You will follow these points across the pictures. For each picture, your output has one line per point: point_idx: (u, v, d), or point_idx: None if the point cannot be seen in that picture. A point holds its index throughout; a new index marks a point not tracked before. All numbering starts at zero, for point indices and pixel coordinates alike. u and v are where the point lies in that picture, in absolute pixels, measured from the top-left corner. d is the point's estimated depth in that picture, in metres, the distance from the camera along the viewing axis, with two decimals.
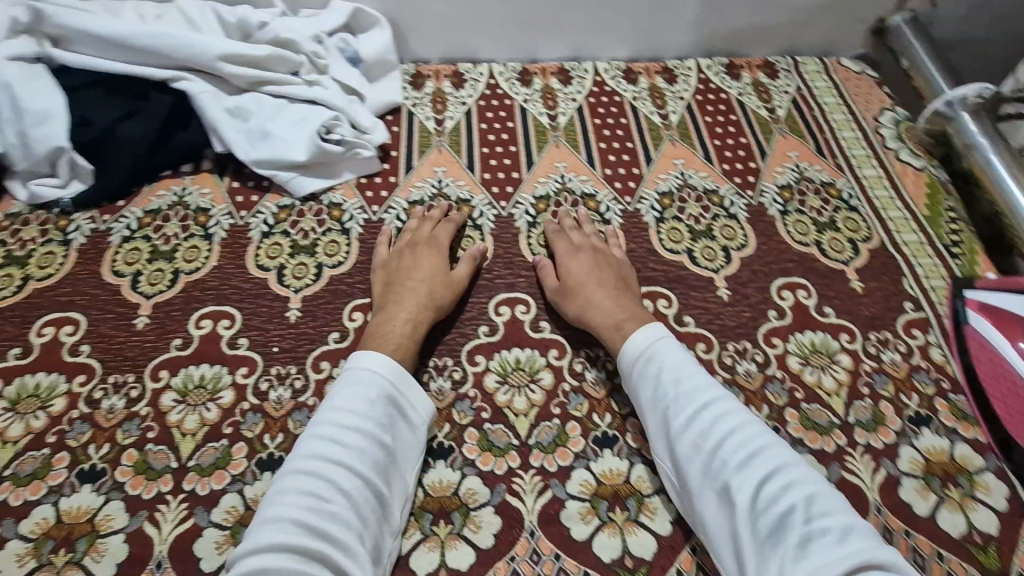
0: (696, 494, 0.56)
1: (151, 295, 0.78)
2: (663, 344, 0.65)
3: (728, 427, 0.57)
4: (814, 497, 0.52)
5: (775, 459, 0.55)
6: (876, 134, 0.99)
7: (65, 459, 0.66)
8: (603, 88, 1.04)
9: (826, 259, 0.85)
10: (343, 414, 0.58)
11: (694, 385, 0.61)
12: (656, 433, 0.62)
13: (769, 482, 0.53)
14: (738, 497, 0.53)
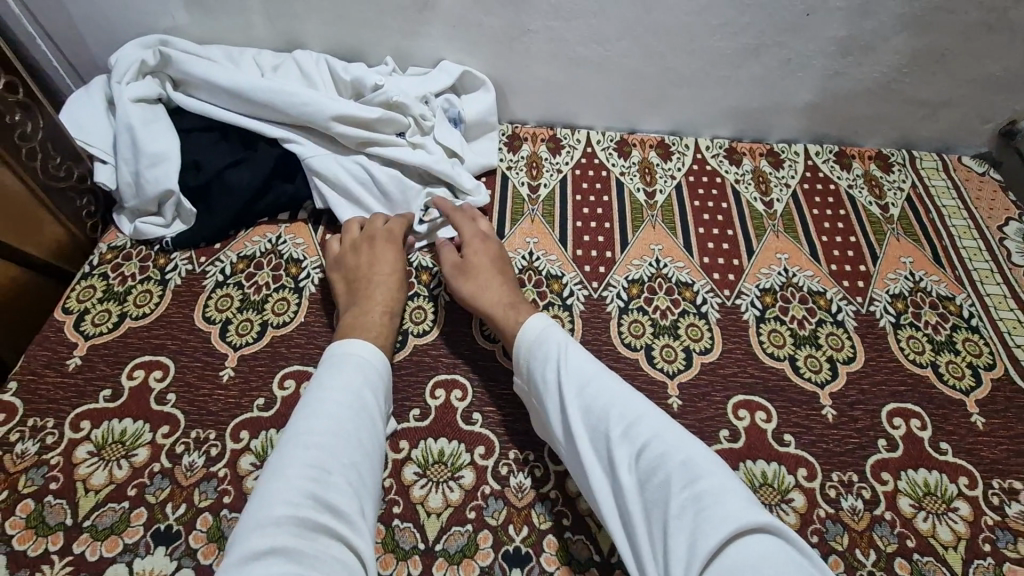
0: (589, 471, 0.58)
1: (238, 346, 0.78)
2: (554, 332, 0.68)
3: (613, 400, 0.60)
4: (691, 463, 0.53)
5: (656, 433, 0.56)
6: (1000, 246, 0.92)
7: (142, 516, 0.65)
8: (703, 166, 1.00)
9: (944, 386, 0.78)
10: (313, 388, 0.62)
11: (583, 365, 0.64)
12: (556, 418, 0.63)
13: (652, 457, 0.54)
14: (622, 473, 0.55)
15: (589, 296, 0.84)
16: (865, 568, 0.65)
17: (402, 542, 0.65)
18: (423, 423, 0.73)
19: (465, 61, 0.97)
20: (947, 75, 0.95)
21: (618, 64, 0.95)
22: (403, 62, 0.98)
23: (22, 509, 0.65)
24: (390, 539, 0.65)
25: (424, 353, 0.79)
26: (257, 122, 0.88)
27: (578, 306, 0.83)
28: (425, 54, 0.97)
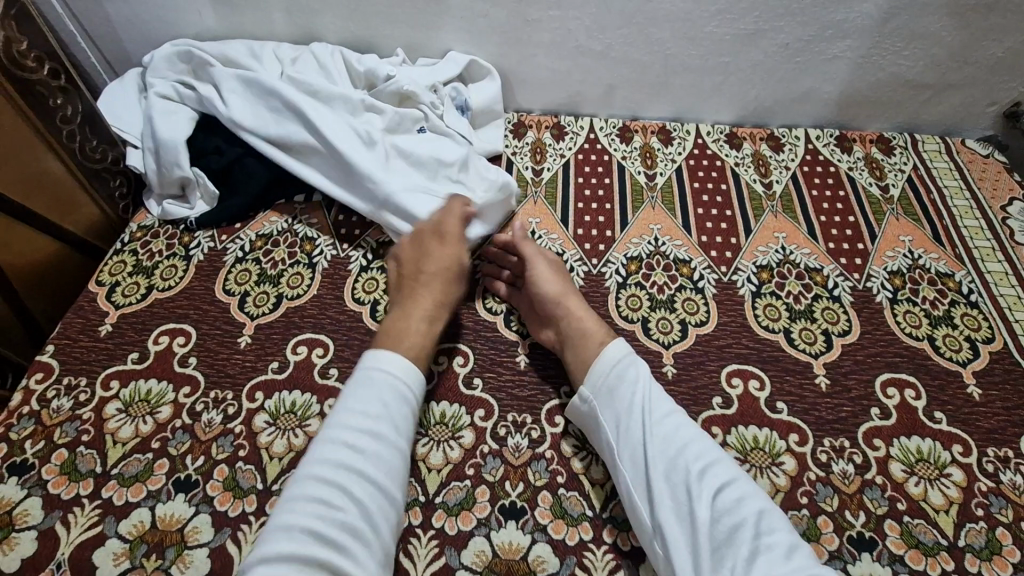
0: (655, 495, 0.60)
1: (255, 316, 0.83)
2: (633, 356, 0.71)
3: (689, 437, 0.63)
4: (764, 513, 0.57)
5: (728, 476, 0.60)
6: (1003, 224, 0.92)
7: (165, 466, 0.70)
8: (704, 150, 1.03)
9: (940, 358, 0.79)
10: (354, 405, 0.62)
11: (657, 396, 0.67)
12: (622, 438, 0.65)
13: (725, 495, 0.58)
14: (697, 507, 0.58)
15: (588, 272, 0.87)
16: (854, 529, 0.66)
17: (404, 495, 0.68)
18: (426, 387, 0.77)
19: (472, 52, 1.02)
20: (946, 58, 0.96)
21: (619, 52, 0.98)
22: (413, 54, 1.04)
23: (57, 457, 0.70)
24: None
25: None
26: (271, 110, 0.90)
27: (578, 281, 0.86)
28: (434, 45, 1.02)
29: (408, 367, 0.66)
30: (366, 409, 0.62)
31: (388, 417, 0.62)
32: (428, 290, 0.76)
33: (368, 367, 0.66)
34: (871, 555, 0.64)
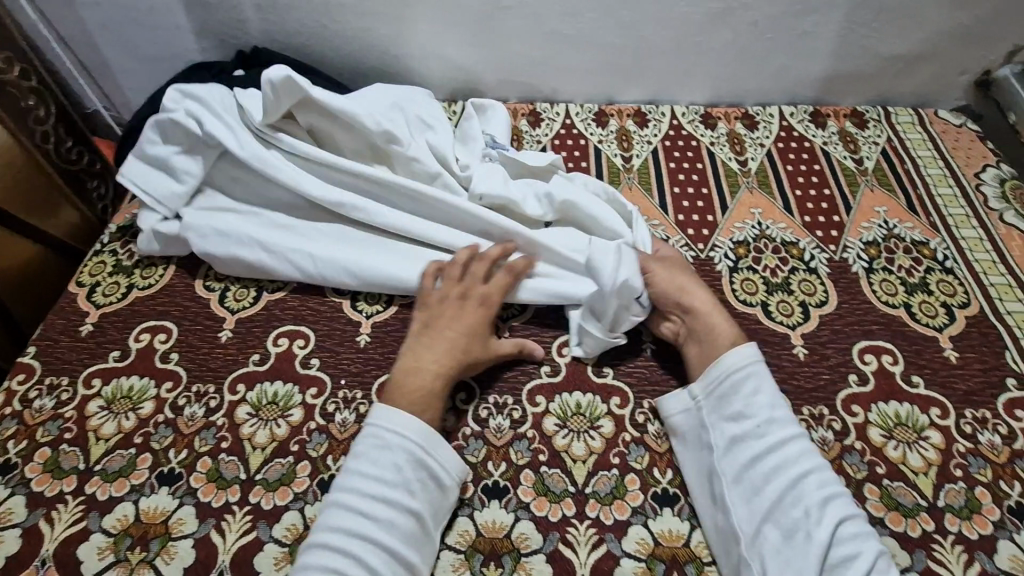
0: (766, 509, 0.61)
1: (236, 310, 0.83)
2: (758, 367, 0.68)
3: (812, 464, 0.62)
4: (882, 555, 0.57)
5: (844, 502, 0.60)
6: (977, 191, 0.93)
7: (148, 460, 0.70)
8: (679, 131, 1.03)
9: (917, 325, 0.79)
10: (370, 466, 0.63)
11: (783, 417, 0.65)
12: (736, 449, 0.65)
13: (842, 524, 0.59)
14: (812, 529, 0.58)
15: None
16: None
17: None
18: None
19: (445, 42, 1.02)
20: (914, 29, 0.97)
21: (591, 36, 0.99)
22: (386, 46, 1.04)
23: (40, 456, 0.71)
24: None
25: (408, 310, 0.83)
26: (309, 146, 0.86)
27: None
28: (406, 36, 1.02)
29: (411, 419, 0.65)
30: (380, 473, 0.62)
31: (403, 473, 0.62)
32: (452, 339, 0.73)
33: (383, 427, 0.65)
34: None
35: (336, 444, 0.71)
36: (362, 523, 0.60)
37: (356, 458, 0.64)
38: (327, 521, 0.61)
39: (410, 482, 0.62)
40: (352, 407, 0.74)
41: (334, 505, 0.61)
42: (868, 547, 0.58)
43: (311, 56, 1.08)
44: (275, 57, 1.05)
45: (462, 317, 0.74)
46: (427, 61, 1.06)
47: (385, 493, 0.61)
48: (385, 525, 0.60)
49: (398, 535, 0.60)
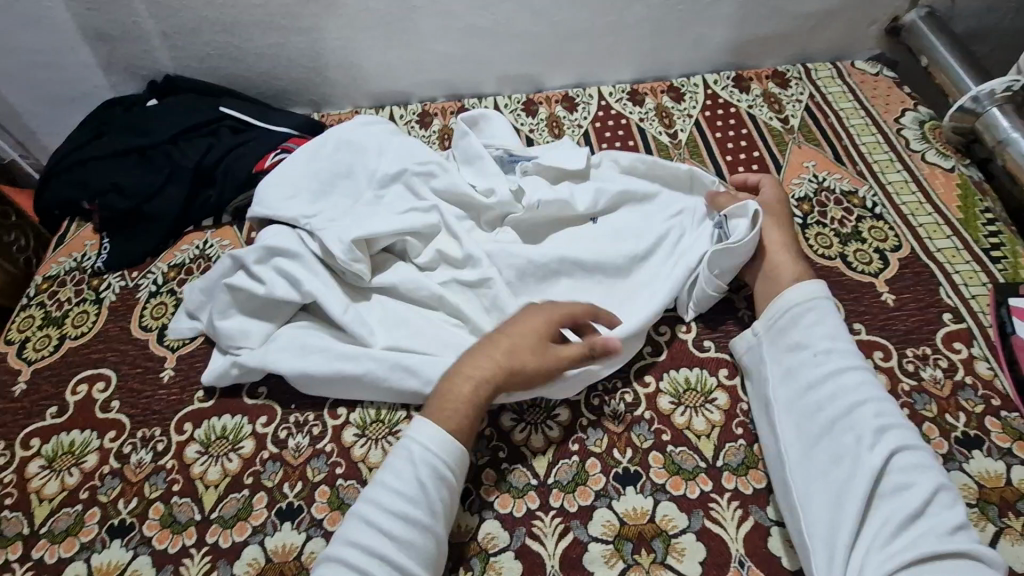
0: (809, 442, 0.60)
1: (176, 347, 0.81)
2: (818, 300, 0.67)
3: (869, 394, 0.59)
4: (942, 487, 0.54)
5: (902, 437, 0.57)
6: (899, 136, 0.95)
7: (96, 515, 0.68)
8: (608, 111, 1.03)
9: (854, 273, 0.81)
10: (394, 480, 0.58)
11: (842, 349, 0.63)
12: (783, 382, 0.65)
13: (895, 455, 0.56)
14: (854, 460, 0.56)
15: None
16: None
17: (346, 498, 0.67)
18: None
19: (362, 47, 1.01)
20: None
21: (507, 25, 0.99)
22: (303, 59, 1.03)
23: None
24: (335, 498, 0.67)
25: None
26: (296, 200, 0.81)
27: None
28: (321, 46, 1.01)
29: (448, 440, 0.60)
30: (404, 489, 0.57)
31: (426, 492, 0.57)
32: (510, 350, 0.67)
33: (412, 441, 0.60)
34: None
35: (291, 471, 0.69)
36: (381, 540, 0.55)
37: (383, 467, 0.60)
38: (347, 534, 0.56)
39: (434, 504, 0.57)
40: (304, 430, 0.72)
41: (356, 517, 0.57)
42: (920, 481, 0.54)
43: (228, 78, 1.06)
44: (190, 83, 1.04)
45: (528, 343, 0.67)
46: (347, 69, 1.05)
47: (407, 513, 0.56)
48: (404, 547, 0.55)
49: (416, 557, 0.55)
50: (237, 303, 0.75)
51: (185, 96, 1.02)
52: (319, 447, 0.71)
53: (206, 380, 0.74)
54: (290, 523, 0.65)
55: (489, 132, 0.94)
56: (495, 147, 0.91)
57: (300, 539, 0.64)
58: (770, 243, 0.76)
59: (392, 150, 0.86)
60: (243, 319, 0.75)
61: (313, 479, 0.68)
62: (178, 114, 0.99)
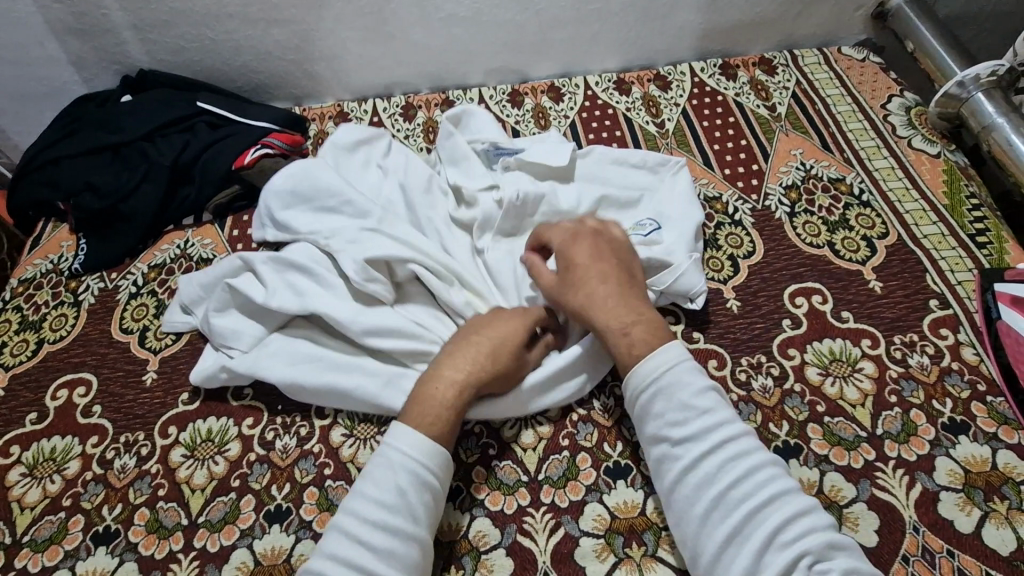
0: (701, 524, 0.54)
1: (158, 350, 0.79)
2: (671, 364, 0.59)
3: (735, 474, 0.54)
4: (831, 545, 0.51)
5: (789, 504, 0.52)
6: (885, 122, 0.95)
7: (80, 522, 0.66)
8: (595, 101, 1.02)
9: (841, 261, 0.81)
10: (371, 489, 0.56)
11: (699, 430, 0.56)
12: (664, 458, 0.58)
13: (785, 527, 0.51)
14: (747, 539, 0.52)
15: None
16: (780, 439, 0.67)
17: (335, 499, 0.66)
18: None
19: (342, 39, 0.99)
20: None
21: (489, 15, 0.98)
22: (282, 51, 1.00)
23: None
24: (324, 499, 0.66)
25: None
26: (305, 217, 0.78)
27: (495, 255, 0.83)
28: (300, 37, 0.99)
29: (426, 440, 0.58)
30: (382, 498, 0.55)
31: (406, 496, 0.55)
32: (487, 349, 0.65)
33: (389, 446, 0.58)
34: (798, 460, 0.66)
35: (279, 472, 0.68)
36: (359, 551, 0.52)
37: (361, 479, 0.57)
38: (327, 547, 0.53)
39: (414, 506, 0.55)
40: (291, 431, 0.71)
41: (335, 531, 0.54)
42: (807, 551, 0.50)
43: (206, 72, 1.04)
44: (164, 77, 1.01)
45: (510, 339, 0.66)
46: (328, 62, 1.03)
47: (388, 521, 0.54)
48: (385, 556, 0.52)
49: (399, 565, 0.53)
50: (238, 303, 0.75)
51: (159, 90, 0.99)
52: (307, 448, 0.70)
53: (195, 380, 0.73)
54: (278, 526, 0.65)
55: (472, 125, 0.92)
56: (480, 141, 0.89)
57: (290, 542, 0.64)
58: (595, 310, 0.64)
59: (393, 166, 0.86)
60: (241, 319, 0.74)
61: (301, 481, 0.68)
62: (152, 109, 0.97)
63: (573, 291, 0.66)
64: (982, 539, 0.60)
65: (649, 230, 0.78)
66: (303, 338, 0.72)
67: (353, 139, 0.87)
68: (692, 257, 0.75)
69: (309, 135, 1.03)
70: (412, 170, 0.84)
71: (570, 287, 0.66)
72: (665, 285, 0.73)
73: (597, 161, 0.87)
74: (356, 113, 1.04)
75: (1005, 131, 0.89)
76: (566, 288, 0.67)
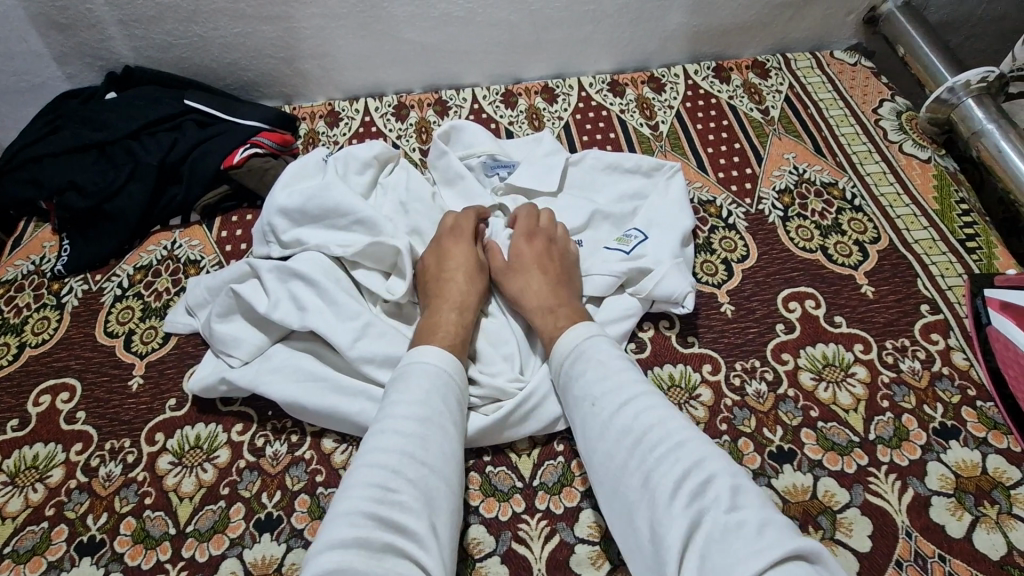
0: (617, 480, 0.52)
1: (144, 354, 0.77)
2: (587, 343, 0.62)
3: (649, 422, 0.53)
4: (739, 491, 0.47)
5: (696, 452, 0.50)
6: (877, 127, 0.96)
7: (64, 531, 0.65)
8: (589, 103, 1.02)
9: (834, 265, 0.81)
10: (401, 393, 0.58)
11: (616, 385, 0.57)
12: (582, 428, 0.58)
13: (689, 474, 0.48)
14: (658, 486, 0.49)
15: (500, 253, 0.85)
16: (774, 444, 0.68)
17: (327, 506, 0.65)
18: None
19: (333, 37, 0.98)
20: None
21: (483, 14, 0.97)
22: (271, 49, 0.99)
23: None
24: (316, 507, 0.65)
25: None
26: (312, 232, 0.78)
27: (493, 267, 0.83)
28: (290, 35, 0.97)
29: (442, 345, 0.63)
30: (412, 397, 0.57)
31: (433, 395, 0.58)
32: (467, 280, 0.72)
33: (410, 363, 0.61)
34: (792, 465, 0.66)
35: (269, 479, 0.67)
36: (398, 438, 0.53)
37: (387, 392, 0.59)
38: (368, 445, 0.54)
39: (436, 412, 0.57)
40: (282, 437, 0.70)
41: (372, 432, 0.55)
42: (716, 495, 0.46)
43: (193, 70, 1.02)
44: (151, 75, 0.99)
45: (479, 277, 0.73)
46: (319, 60, 1.01)
47: (422, 413, 0.56)
48: (423, 443, 0.54)
49: (436, 452, 0.54)
50: (244, 311, 0.74)
51: (146, 88, 0.97)
52: (298, 454, 0.69)
53: (192, 387, 0.71)
54: (269, 534, 0.63)
55: (465, 135, 0.90)
56: (474, 154, 0.88)
57: (281, 551, 0.62)
58: (527, 295, 0.71)
59: (398, 181, 0.85)
60: (244, 328, 0.73)
61: (292, 488, 0.66)
62: (138, 107, 0.95)
63: (510, 280, 0.73)
64: (973, 544, 0.60)
65: (642, 239, 0.79)
66: (307, 353, 0.72)
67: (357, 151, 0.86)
68: (677, 262, 0.75)
69: (299, 134, 1.01)
70: (413, 186, 0.83)
71: (508, 278, 0.74)
72: (647, 291, 0.73)
73: (591, 169, 0.87)
74: (348, 113, 1.03)
75: (995, 138, 0.89)
76: (504, 281, 0.74)
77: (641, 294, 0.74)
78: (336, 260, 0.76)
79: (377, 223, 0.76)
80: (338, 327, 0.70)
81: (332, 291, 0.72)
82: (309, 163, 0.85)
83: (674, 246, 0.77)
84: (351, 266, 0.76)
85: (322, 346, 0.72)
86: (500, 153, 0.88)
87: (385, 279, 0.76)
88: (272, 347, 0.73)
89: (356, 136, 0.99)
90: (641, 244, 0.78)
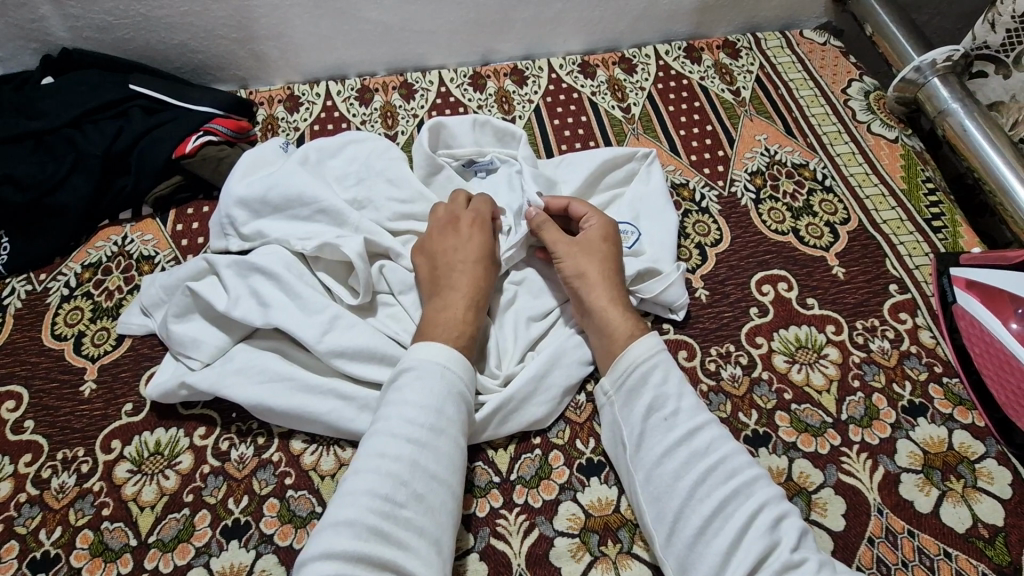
0: (685, 495, 0.54)
1: (96, 357, 0.73)
2: (660, 356, 0.62)
3: (723, 451, 0.56)
4: (805, 533, 0.52)
5: (765, 489, 0.54)
6: (846, 108, 0.97)
7: (15, 549, 0.61)
8: (559, 85, 1.00)
9: (806, 247, 0.81)
10: (410, 397, 0.56)
11: (690, 407, 0.59)
12: (645, 439, 0.59)
13: (764, 511, 0.52)
14: (733, 513, 0.52)
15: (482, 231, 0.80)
16: (749, 428, 0.68)
17: (298, 510, 0.63)
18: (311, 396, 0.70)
19: (289, 17, 0.93)
20: None
21: None
22: (222, 29, 0.93)
23: None
24: (286, 511, 0.63)
25: None
26: (283, 228, 0.74)
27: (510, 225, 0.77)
28: (240, 13, 0.91)
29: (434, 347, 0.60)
30: (423, 404, 0.55)
31: (443, 404, 0.56)
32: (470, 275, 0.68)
33: (421, 359, 0.58)
34: (767, 448, 0.66)
35: (236, 484, 0.64)
36: (406, 448, 0.53)
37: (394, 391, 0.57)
38: (372, 450, 0.53)
39: (451, 416, 0.56)
40: (248, 439, 0.67)
41: (376, 437, 0.54)
42: (786, 531, 0.52)
43: (138, 51, 0.96)
44: (92, 57, 0.93)
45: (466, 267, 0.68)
46: (274, 41, 0.96)
47: (433, 424, 0.55)
48: (428, 455, 0.53)
49: (442, 466, 0.54)
50: (203, 309, 0.70)
51: (87, 72, 0.91)
52: (266, 457, 0.66)
53: (149, 393, 0.67)
54: (237, 542, 0.61)
55: (444, 135, 0.85)
56: (456, 156, 0.85)
57: (250, 558, 0.60)
58: (600, 283, 0.68)
59: (370, 164, 0.80)
60: (203, 328, 0.70)
61: (260, 492, 0.64)
62: (79, 93, 0.88)
63: (587, 262, 0.69)
64: (940, 519, 0.62)
65: (636, 233, 0.78)
66: (272, 351, 0.69)
67: (337, 141, 0.82)
68: (680, 268, 0.74)
69: (256, 121, 0.96)
70: (383, 172, 0.79)
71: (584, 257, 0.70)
72: (654, 293, 0.72)
73: (584, 155, 0.84)
74: (308, 97, 0.98)
75: (960, 117, 0.90)
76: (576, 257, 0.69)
77: (643, 296, 0.73)
78: (297, 255, 0.72)
79: (342, 213, 0.73)
80: (306, 323, 0.67)
81: (297, 285, 0.69)
82: (267, 152, 0.81)
83: (670, 246, 0.77)
84: (314, 260, 0.72)
85: (288, 343, 0.69)
86: (479, 155, 0.85)
87: (346, 277, 0.73)
88: (234, 347, 0.69)
89: (318, 122, 0.95)
90: (638, 240, 0.77)
